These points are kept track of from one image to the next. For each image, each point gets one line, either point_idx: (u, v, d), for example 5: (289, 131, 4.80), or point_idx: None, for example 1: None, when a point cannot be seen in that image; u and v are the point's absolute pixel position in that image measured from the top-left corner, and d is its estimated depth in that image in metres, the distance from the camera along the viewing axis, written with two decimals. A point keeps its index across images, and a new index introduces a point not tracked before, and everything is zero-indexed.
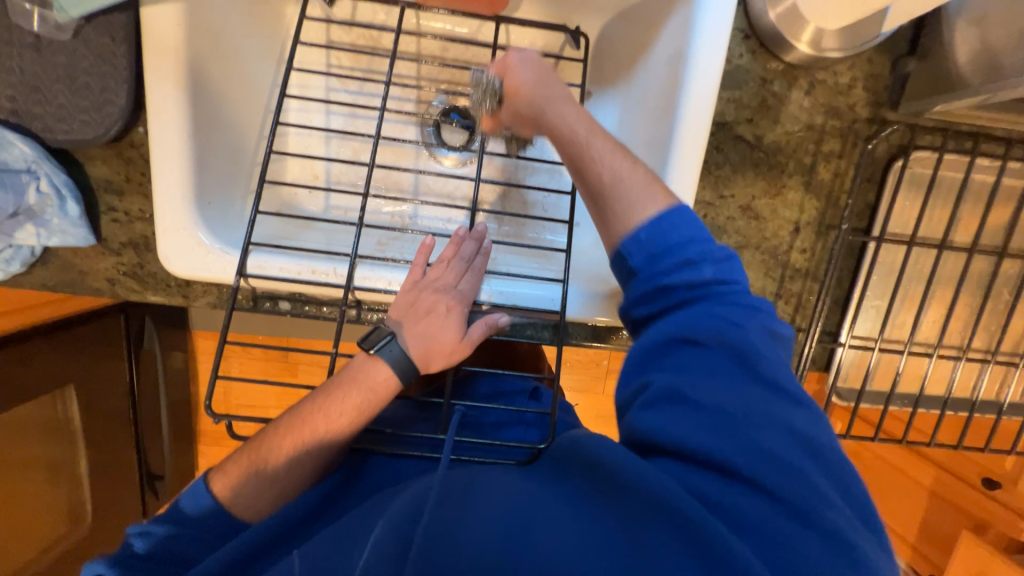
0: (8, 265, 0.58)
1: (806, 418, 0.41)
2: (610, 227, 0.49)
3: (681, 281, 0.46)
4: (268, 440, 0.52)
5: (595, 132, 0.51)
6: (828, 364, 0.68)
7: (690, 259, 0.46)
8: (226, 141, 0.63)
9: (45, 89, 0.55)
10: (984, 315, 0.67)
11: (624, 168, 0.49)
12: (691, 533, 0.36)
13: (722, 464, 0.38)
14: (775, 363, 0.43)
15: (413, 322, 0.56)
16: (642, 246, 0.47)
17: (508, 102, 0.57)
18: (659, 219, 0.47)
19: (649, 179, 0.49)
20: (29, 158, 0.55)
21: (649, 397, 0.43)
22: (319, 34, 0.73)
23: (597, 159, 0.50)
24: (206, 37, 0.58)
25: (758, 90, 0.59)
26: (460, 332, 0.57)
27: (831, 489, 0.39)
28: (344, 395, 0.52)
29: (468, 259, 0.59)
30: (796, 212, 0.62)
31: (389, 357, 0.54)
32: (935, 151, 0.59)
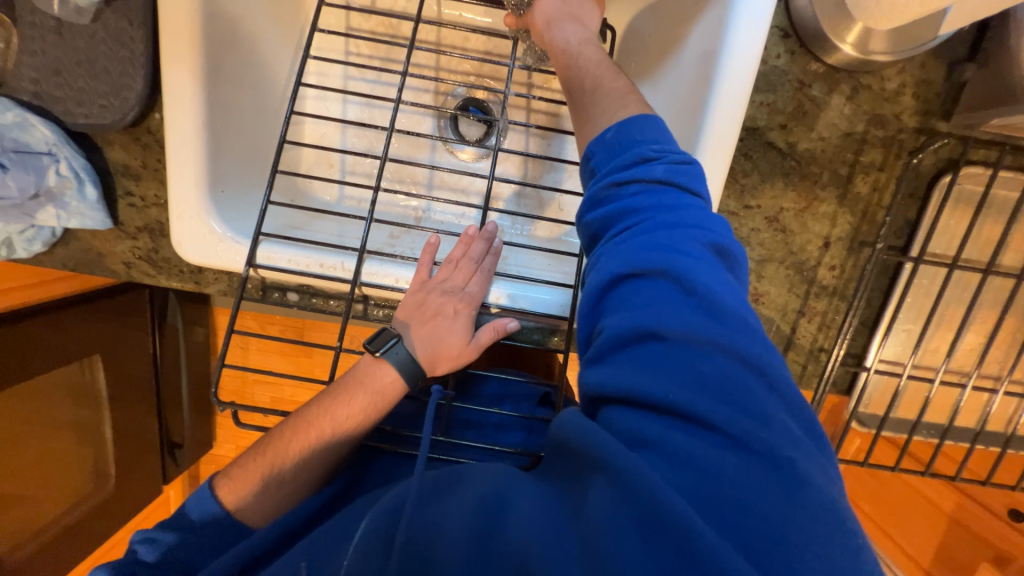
0: (30, 245, 0.60)
1: (758, 345, 0.36)
2: (593, 148, 0.47)
3: (629, 203, 0.41)
4: (276, 442, 0.52)
5: (600, 63, 0.50)
6: (850, 388, 0.64)
7: (646, 155, 0.42)
8: (241, 129, 0.62)
9: (66, 72, 0.55)
10: None
11: (617, 91, 0.47)
12: (635, 495, 0.32)
13: (667, 406, 0.34)
14: (727, 291, 0.37)
15: (421, 324, 0.55)
16: (614, 198, 0.42)
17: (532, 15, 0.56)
18: (626, 121, 0.44)
19: (643, 103, 0.47)
20: (50, 141, 0.55)
21: (599, 348, 0.38)
22: (340, 21, 0.71)
23: (596, 82, 0.49)
24: (223, 22, 0.58)
25: (794, 94, 0.55)
26: (466, 336, 0.56)
27: (782, 413, 0.34)
28: (350, 396, 0.52)
29: (477, 261, 0.58)
30: (827, 226, 0.58)
31: (395, 358, 0.53)
32: (988, 168, 0.54)
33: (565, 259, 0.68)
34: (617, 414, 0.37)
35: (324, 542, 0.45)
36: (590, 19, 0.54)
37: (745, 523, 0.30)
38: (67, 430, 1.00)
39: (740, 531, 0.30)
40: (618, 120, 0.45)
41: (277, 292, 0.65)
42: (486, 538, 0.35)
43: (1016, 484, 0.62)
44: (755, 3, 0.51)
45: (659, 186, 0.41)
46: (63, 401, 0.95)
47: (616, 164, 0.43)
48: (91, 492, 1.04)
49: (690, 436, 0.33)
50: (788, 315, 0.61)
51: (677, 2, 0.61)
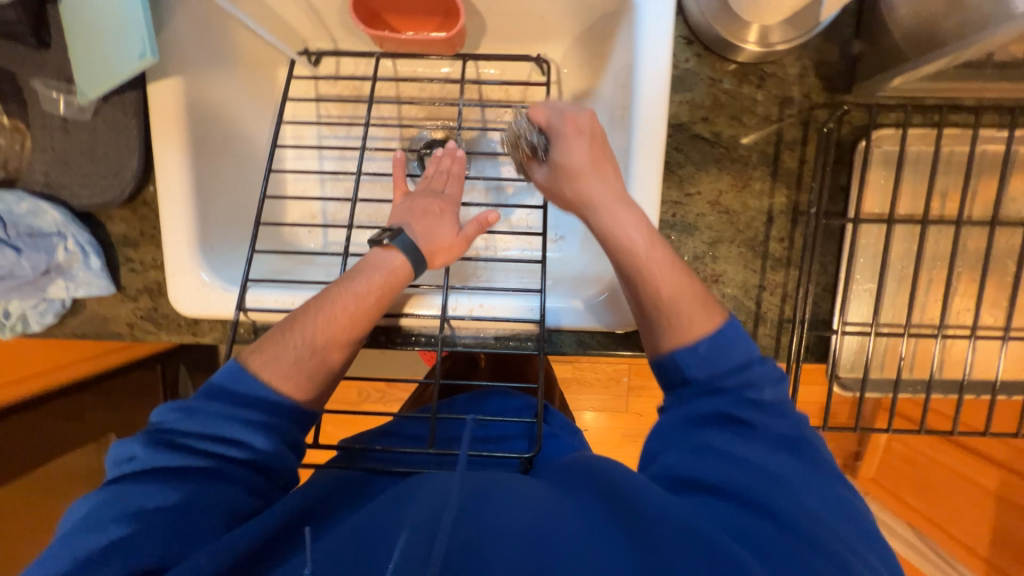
0: (42, 317, 0.65)
1: (843, 497, 0.44)
2: (657, 336, 0.51)
3: (736, 390, 0.48)
4: (293, 329, 0.49)
5: (654, 246, 0.52)
6: (826, 355, 0.65)
7: (752, 381, 0.48)
8: (228, 191, 0.70)
9: (71, 161, 0.63)
10: (990, 291, 0.63)
11: (680, 284, 0.51)
12: (709, 547, 0.38)
13: (752, 501, 0.42)
14: (824, 457, 0.47)
15: (416, 219, 0.59)
16: (699, 360, 0.49)
17: (566, 185, 0.56)
18: (716, 334, 0.49)
19: (706, 297, 0.52)
20: (59, 222, 0.62)
21: (698, 447, 0.47)
22: (309, 89, 0.80)
23: (652, 273, 0.51)
24: (203, 101, 0.66)
25: (709, 90, 0.61)
26: (456, 227, 0.61)
27: (865, 553, 0.41)
28: (364, 275, 0.53)
29: (448, 166, 0.65)
30: (766, 202, 0.62)
31: (401, 241, 0.56)
32: (899, 128, 0.59)
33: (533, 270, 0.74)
34: (702, 500, 0.44)
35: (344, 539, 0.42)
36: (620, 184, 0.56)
37: None
38: None
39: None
40: (707, 329, 0.50)
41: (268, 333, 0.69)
42: (536, 545, 0.39)
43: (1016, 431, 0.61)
44: (657, 19, 0.58)
45: (765, 400, 0.48)
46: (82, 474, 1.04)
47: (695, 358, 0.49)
48: None
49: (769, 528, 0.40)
50: (750, 291, 0.64)
51: (597, 31, 0.70)
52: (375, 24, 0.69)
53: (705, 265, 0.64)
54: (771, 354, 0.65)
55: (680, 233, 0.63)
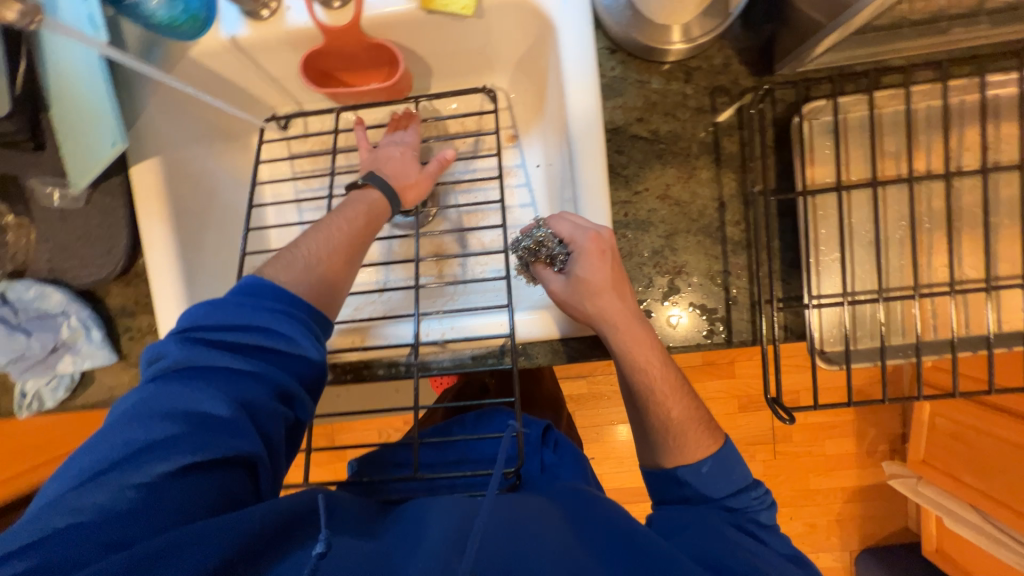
0: (54, 392, 0.70)
1: None
2: (660, 453, 0.59)
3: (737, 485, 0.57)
4: (295, 252, 0.56)
5: (669, 374, 0.59)
6: (806, 330, 0.64)
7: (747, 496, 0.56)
8: (211, 253, 0.75)
9: (69, 246, 0.69)
10: (964, 244, 0.61)
11: (687, 411, 0.59)
12: None
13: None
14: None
15: (384, 164, 0.69)
16: (704, 476, 0.56)
17: (595, 302, 0.57)
18: (717, 456, 0.57)
19: (706, 420, 0.59)
20: (63, 302, 0.68)
21: (710, 526, 0.51)
22: (282, 150, 0.87)
23: (666, 399, 0.58)
24: (182, 176, 0.72)
25: (640, 92, 0.63)
26: (419, 169, 0.70)
27: None
28: (348, 208, 0.62)
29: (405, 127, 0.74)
30: (715, 188, 0.63)
31: (375, 181, 0.65)
32: (831, 98, 0.60)
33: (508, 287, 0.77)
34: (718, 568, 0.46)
35: (365, 545, 0.42)
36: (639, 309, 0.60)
37: None
38: None
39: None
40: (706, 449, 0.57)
41: None
42: None
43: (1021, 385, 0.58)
44: (578, 35, 0.62)
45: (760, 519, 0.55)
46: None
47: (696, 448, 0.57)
48: None
49: None
50: (715, 277, 0.64)
51: (532, 55, 0.74)
52: (327, 82, 0.74)
53: (666, 259, 0.64)
54: (749, 338, 0.64)
55: (636, 231, 0.64)
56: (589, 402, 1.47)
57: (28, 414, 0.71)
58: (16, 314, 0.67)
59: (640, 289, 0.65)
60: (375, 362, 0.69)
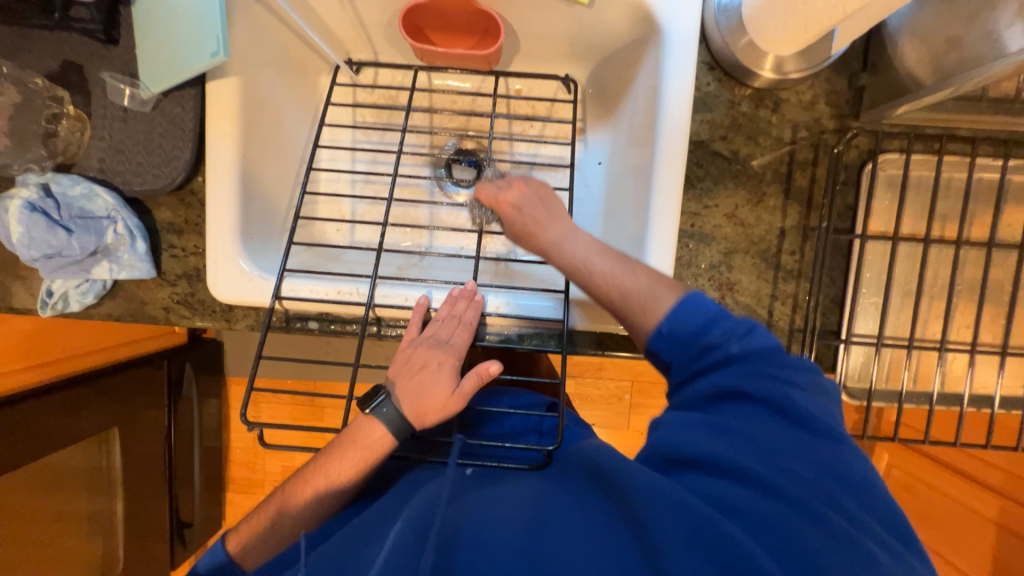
0: (84, 296, 0.68)
1: (842, 456, 0.46)
2: (633, 321, 0.55)
3: (717, 356, 0.50)
4: (281, 513, 0.63)
5: (592, 260, 0.57)
6: (834, 363, 0.68)
7: (715, 316, 0.51)
8: (269, 186, 0.73)
9: (127, 150, 0.66)
10: (988, 310, 0.67)
11: (628, 280, 0.55)
12: (697, 521, 0.41)
13: (742, 473, 0.44)
14: (815, 408, 0.47)
15: (406, 376, 0.62)
16: (673, 331, 0.51)
17: (518, 233, 0.62)
18: (672, 311, 0.52)
19: (654, 278, 0.55)
20: (111, 206, 0.65)
21: (675, 428, 0.49)
22: (347, 96, 0.85)
23: (587, 265, 0.58)
24: (255, 101, 0.70)
25: (728, 112, 0.66)
26: (451, 385, 0.61)
27: (857, 509, 0.44)
28: (348, 457, 0.61)
29: (461, 313, 0.65)
30: (779, 217, 0.66)
31: (383, 416, 0.60)
32: (904, 153, 0.64)
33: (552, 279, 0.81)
34: (695, 477, 0.46)
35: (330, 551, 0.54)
36: (563, 219, 0.61)
37: (816, 572, 0.39)
38: (80, 522, 1.29)
39: (798, 566, 0.39)
40: (662, 311, 0.53)
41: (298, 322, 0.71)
42: (532, 548, 0.43)
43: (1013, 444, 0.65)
44: (682, 47, 0.64)
45: (732, 357, 0.49)
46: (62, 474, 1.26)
47: (687, 353, 0.51)
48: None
49: (761, 500, 0.43)
50: (762, 300, 0.68)
51: (623, 54, 0.75)
52: (418, 38, 0.74)
53: (721, 274, 0.67)
54: None
55: (698, 243, 0.67)
56: (576, 402, 1.52)
57: (50, 314, 0.68)
58: (58, 209, 0.64)
59: None
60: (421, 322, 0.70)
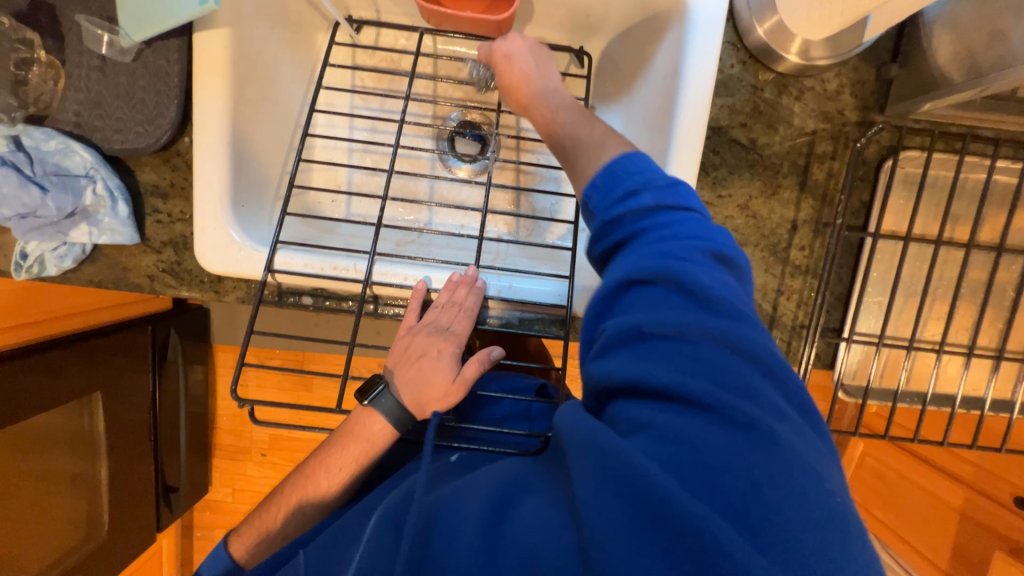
0: (61, 262, 0.64)
1: (753, 331, 0.40)
2: (578, 173, 0.52)
3: (629, 210, 0.45)
4: (289, 507, 0.64)
5: (553, 99, 0.58)
6: (833, 361, 0.69)
7: (634, 191, 0.46)
8: (262, 152, 0.69)
9: (106, 104, 0.61)
10: (989, 314, 0.67)
11: (583, 132, 0.53)
12: (621, 474, 0.36)
13: (658, 388, 0.39)
14: (726, 289, 0.41)
15: (407, 365, 0.61)
16: (598, 190, 0.47)
17: (503, 77, 0.61)
18: (609, 166, 0.48)
19: (609, 131, 0.52)
20: (89, 165, 0.61)
21: (603, 347, 0.42)
22: (346, 57, 0.80)
23: (557, 121, 0.56)
24: (247, 57, 0.65)
25: (750, 97, 0.63)
26: (451, 374, 0.60)
27: (779, 398, 0.39)
28: (350, 450, 0.62)
29: (461, 299, 0.63)
30: (792, 210, 0.65)
31: (383, 408, 0.61)
32: (924, 152, 0.62)
33: (556, 262, 0.78)
34: (625, 406, 0.41)
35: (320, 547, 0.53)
36: (551, 65, 0.61)
37: (748, 503, 0.34)
38: (63, 487, 1.27)
39: (708, 475, 0.35)
40: (601, 166, 0.49)
41: (292, 297, 0.69)
42: (486, 543, 0.38)
43: (997, 445, 0.67)
44: (708, 24, 0.61)
45: (648, 209, 0.45)
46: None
47: (607, 202, 0.46)
48: (83, 540, 1.31)
49: (685, 419, 0.37)
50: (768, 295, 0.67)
51: (642, 29, 0.71)
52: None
53: None
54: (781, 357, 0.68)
55: None
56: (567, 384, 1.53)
57: (25, 278, 0.64)
58: (31, 165, 0.59)
59: None
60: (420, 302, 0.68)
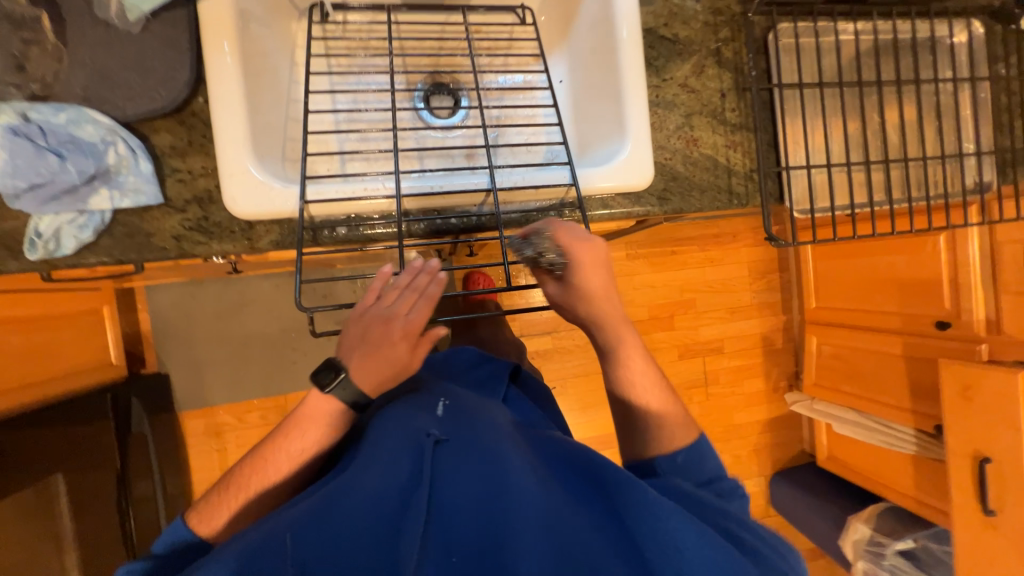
0: (81, 232, 0.63)
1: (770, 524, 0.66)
2: (638, 448, 0.72)
3: (702, 474, 0.70)
4: (237, 493, 0.64)
5: (623, 324, 0.70)
6: (780, 193, 0.86)
7: (706, 478, 0.70)
8: (268, 111, 0.75)
9: (115, 72, 0.64)
10: (866, 138, 0.90)
11: (651, 388, 0.72)
12: (670, 522, 0.56)
13: (696, 496, 0.63)
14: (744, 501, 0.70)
15: (367, 358, 0.58)
16: (676, 463, 0.69)
17: (579, 285, 0.65)
18: (692, 448, 0.70)
19: (669, 400, 0.73)
20: (106, 129, 0.62)
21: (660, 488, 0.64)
22: (320, 38, 0.88)
23: (632, 377, 0.71)
24: (246, 26, 0.72)
25: (665, 4, 0.82)
26: (410, 359, 0.60)
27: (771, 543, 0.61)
28: (307, 431, 0.63)
29: (423, 289, 0.59)
30: (718, 82, 0.84)
31: (341, 395, 0.60)
32: (791, 24, 0.84)
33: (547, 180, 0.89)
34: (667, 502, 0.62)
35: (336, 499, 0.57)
36: (619, 306, 0.70)
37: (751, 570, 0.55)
38: None
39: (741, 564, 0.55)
40: (683, 443, 0.70)
41: (325, 233, 0.72)
42: (536, 542, 0.54)
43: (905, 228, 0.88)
44: None
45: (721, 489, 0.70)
46: (12, 518, 1.08)
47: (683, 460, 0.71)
48: None
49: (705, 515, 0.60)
50: (720, 150, 0.83)
51: None
52: None
53: (686, 134, 0.83)
54: (744, 198, 0.84)
55: (664, 110, 0.82)
56: None
57: (39, 259, 0.62)
58: (43, 136, 0.60)
59: (668, 156, 0.82)
60: (448, 212, 0.75)
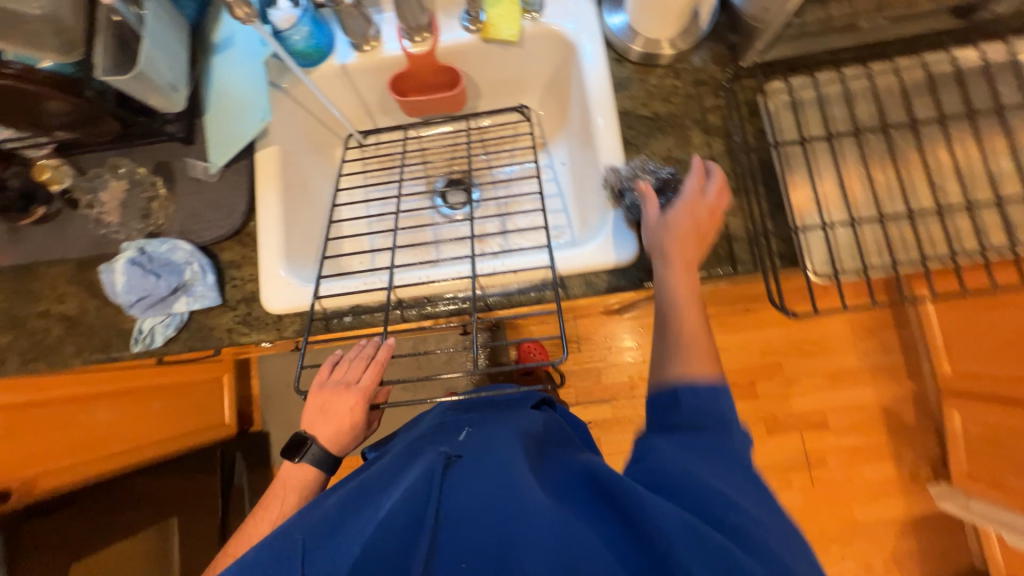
0: (166, 329, 0.84)
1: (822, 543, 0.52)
2: None
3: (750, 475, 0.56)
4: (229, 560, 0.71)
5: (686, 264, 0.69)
6: (797, 256, 0.76)
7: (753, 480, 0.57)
8: (304, 224, 0.94)
9: (199, 211, 0.87)
10: (909, 184, 0.77)
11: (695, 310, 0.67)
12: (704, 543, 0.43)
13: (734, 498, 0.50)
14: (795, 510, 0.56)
15: (327, 420, 0.72)
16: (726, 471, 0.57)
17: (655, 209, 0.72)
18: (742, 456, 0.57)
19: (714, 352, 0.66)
20: (188, 253, 0.84)
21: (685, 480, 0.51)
22: (358, 157, 1.08)
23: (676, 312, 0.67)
24: (291, 163, 0.93)
25: (642, 86, 0.85)
26: (361, 417, 0.73)
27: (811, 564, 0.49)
28: (284, 501, 0.72)
29: (370, 356, 0.73)
30: (706, 149, 0.81)
31: (312, 458, 0.71)
32: (786, 80, 0.80)
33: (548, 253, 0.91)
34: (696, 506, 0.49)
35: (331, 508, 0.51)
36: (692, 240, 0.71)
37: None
38: None
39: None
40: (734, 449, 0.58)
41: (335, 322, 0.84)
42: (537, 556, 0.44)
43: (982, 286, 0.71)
44: (595, 51, 0.87)
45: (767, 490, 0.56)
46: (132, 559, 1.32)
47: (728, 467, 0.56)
48: None
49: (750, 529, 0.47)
50: None
51: (558, 78, 0.99)
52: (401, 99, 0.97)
53: None
54: (751, 264, 0.77)
55: None
56: None
57: (140, 349, 0.84)
58: (150, 262, 0.83)
59: None
60: (438, 298, 0.82)
